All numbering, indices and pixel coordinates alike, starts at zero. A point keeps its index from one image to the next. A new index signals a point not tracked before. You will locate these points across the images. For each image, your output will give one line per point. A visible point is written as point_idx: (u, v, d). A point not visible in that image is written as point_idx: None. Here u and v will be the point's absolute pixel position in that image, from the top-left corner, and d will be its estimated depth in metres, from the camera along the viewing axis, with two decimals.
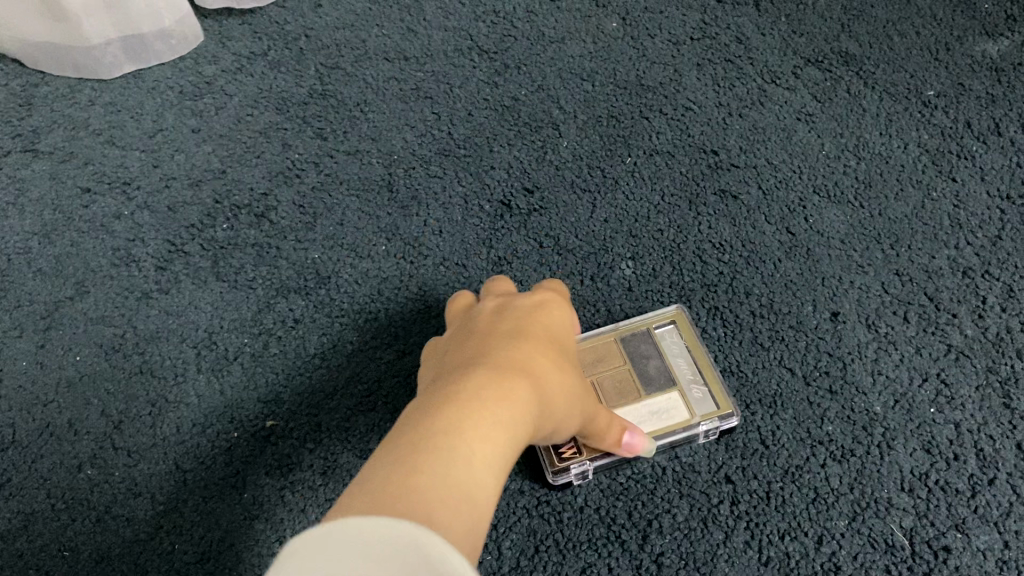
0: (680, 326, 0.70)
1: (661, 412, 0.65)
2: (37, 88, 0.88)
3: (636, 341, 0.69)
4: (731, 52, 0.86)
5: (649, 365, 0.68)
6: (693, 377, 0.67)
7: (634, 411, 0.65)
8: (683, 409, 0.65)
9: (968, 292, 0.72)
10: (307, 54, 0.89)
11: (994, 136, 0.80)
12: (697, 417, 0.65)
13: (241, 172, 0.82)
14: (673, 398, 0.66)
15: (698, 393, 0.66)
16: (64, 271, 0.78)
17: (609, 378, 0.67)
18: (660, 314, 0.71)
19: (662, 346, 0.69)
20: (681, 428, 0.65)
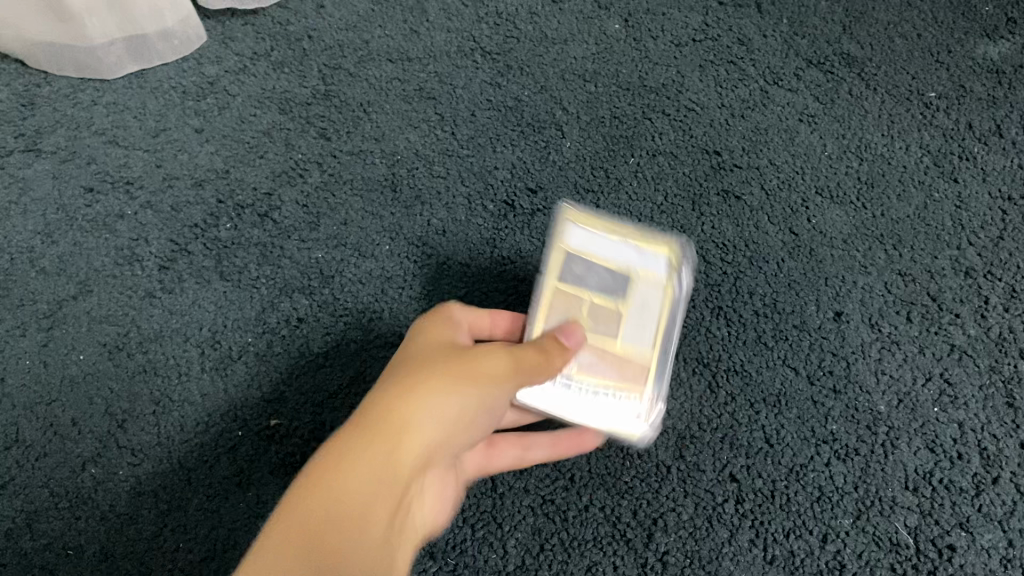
0: (587, 220, 0.64)
1: (647, 312, 0.63)
2: (40, 88, 0.86)
3: (572, 265, 0.63)
4: (733, 53, 0.86)
5: (600, 278, 0.63)
6: (633, 259, 0.63)
7: (635, 331, 0.63)
8: (655, 259, 0.63)
9: (971, 292, 0.73)
10: (311, 55, 0.88)
11: (995, 137, 0.80)
12: (670, 251, 0.63)
13: (244, 172, 0.82)
14: (646, 286, 0.63)
15: (649, 255, 0.63)
16: (67, 270, 0.77)
17: (589, 321, 0.62)
18: (558, 227, 0.63)
19: (587, 253, 0.63)
20: (674, 278, 0.64)
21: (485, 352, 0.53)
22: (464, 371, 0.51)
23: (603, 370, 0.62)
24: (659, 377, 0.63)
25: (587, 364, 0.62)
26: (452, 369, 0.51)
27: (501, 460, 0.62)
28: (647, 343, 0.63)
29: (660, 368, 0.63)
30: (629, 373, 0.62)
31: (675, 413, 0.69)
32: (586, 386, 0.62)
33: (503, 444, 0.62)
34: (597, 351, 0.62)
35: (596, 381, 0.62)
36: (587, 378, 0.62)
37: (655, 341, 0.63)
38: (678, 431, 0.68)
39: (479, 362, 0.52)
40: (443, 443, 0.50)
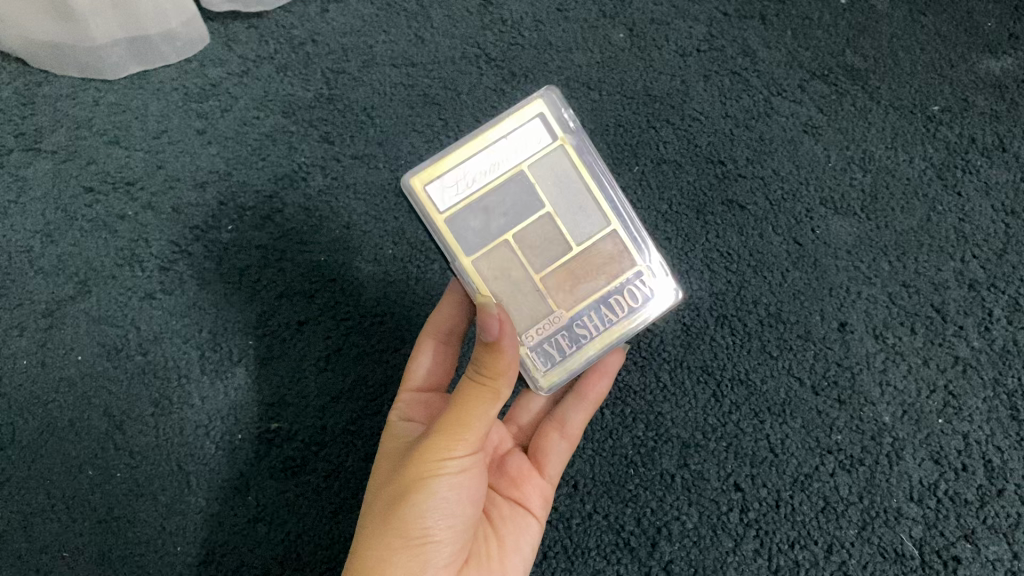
0: (430, 169, 0.56)
1: (560, 180, 0.59)
2: (40, 87, 0.84)
3: (463, 221, 0.57)
4: (737, 64, 0.85)
5: (498, 204, 0.57)
6: (508, 159, 0.57)
7: (570, 220, 0.59)
8: (533, 140, 0.58)
9: (974, 304, 0.75)
10: (314, 59, 0.87)
11: (998, 151, 0.81)
12: (543, 110, 0.58)
13: (247, 174, 0.81)
14: (547, 170, 0.58)
15: (519, 138, 0.57)
16: (66, 270, 0.77)
17: (531, 249, 0.58)
18: (422, 204, 0.56)
19: (468, 198, 0.57)
20: (569, 143, 0.58)
21: (422, 454, 0.50)
22: (406, 495, 0.50)
23: (579, 285, 0.59)
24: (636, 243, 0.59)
25: (572, 294, 0.59)
26: (399, 495, 0.50)
27: (554, 458, 0.64)
28: (594, 221, 0.59)
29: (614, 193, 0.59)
30: (607, 264, 0.59)
31: (680, 421, 0.70)
32: (586, 310, 0.59)
33: (544, 446, 0.64)
34: (561, 274, 0.58)
35: (582, 299, 0.59)
36: (583, 304, 0.59)
37: (600, 207, 0.59)
38: (684, 440, 0.70)
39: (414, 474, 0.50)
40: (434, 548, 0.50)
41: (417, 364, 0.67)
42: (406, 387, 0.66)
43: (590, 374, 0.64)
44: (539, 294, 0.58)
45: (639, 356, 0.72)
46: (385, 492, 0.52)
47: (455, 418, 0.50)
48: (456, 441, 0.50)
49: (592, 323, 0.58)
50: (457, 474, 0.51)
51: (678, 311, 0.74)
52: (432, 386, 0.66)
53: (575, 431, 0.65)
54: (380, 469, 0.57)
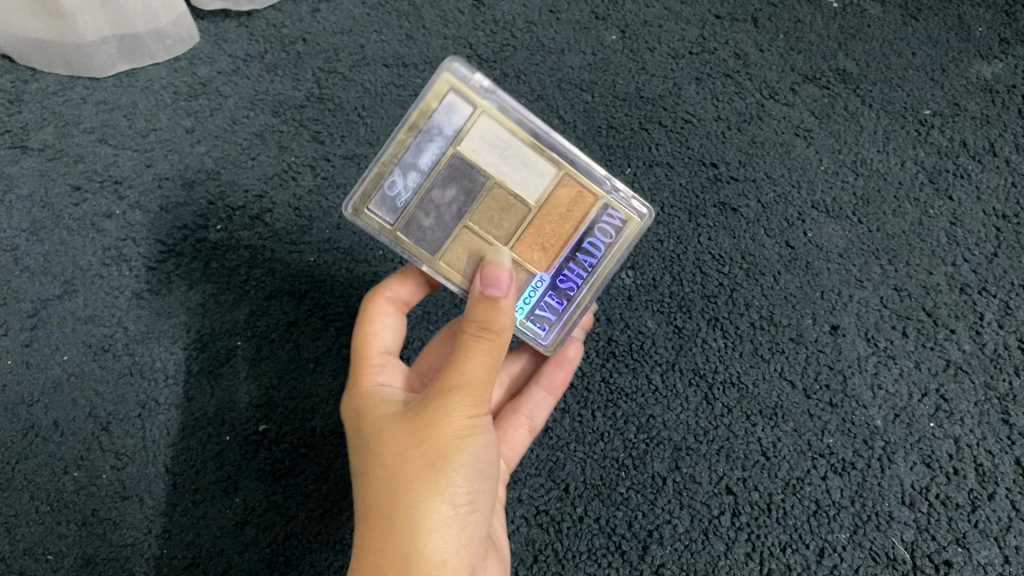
0: (370, 191, 0.52)
1: (492, 144, 0.51)
2: (27, 85, 0.83)
3: (418, 223, 0.53)
4: (729, 66, 0.85)
5: (444, 197, 0.52)
6: (434, 148, 0.51)
7: (515, 179, 0.52)
8: (450, 118, 0.50)
9: (965, 308, 0.75)
10: (305, 58, 0.86)
11: (989, 155, 0.81)
12: (450, 84, 0.49)
13: (236, 173, 0.81)
14: (473, 138, 0.51)
15: (444, 121, 0.50)
16: (51, 269, 0.76)
17: (490, 228, 0.53)
18: (371, 226, 0.53)
19: (413, 202, 0.52)
20: (487, 107, 0.50)
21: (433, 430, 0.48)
22: (432, 466, 0.47)
23: (542, 229, 0.54)
24: (592, 176, 0.53)
25: (548, 253, 0.54)
26: (438, 454, 0.48)
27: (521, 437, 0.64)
28: (543, 170, 0.52)
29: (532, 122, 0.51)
30: (570, 208, 0.54)
31: (671, 424, 0.70)
32: (566, 263, 0.55)
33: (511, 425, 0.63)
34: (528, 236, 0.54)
35: (542, 259, 0.55)
36: (561, 257, 0.55)
37: (545, 159, 0.52)
38: (675, 442, 0.70)
39: (432, 442, 0.48)
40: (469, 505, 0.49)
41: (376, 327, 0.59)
42: (369, 349, 0.58)
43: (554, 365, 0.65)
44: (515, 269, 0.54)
45: (631, 359, 0.72)
46: (399, 464, 0.48)
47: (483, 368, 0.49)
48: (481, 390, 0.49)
49: (576, 271, 0.56)
50: (477, 436, 0.49)
51: (669, 313, 0.74)
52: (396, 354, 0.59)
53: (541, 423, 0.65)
54: (361, 450, 0.51)
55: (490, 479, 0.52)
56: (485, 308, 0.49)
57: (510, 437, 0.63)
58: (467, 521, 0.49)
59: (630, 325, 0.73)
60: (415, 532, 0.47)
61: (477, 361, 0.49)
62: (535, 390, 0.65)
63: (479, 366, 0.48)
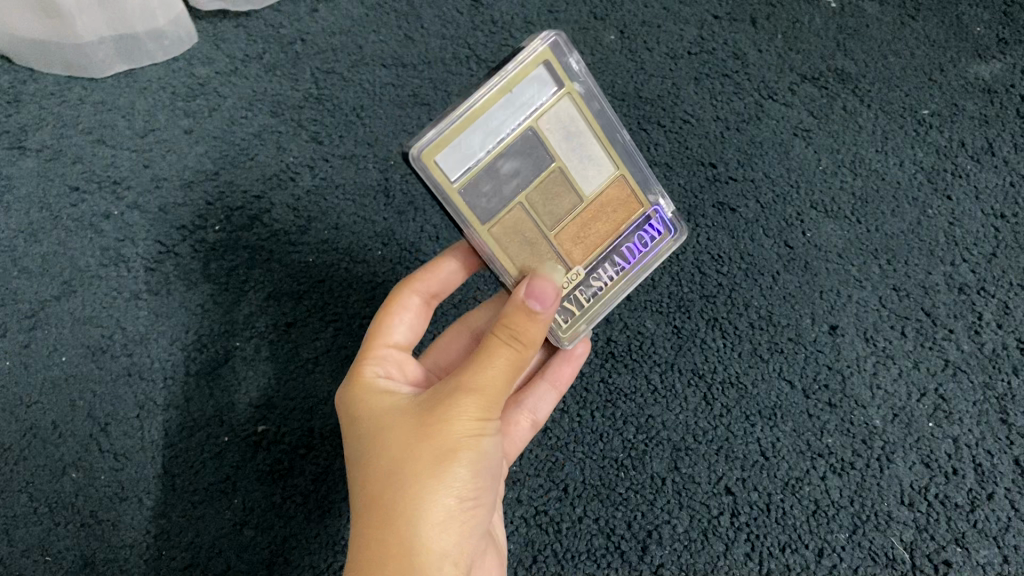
0: (441, 138, 0.48)
1: (565, 126, 0.52)
2: (26, 85, 0.84)
3: (477, 187, 0.51)
4: (728, 67, 0.85)
5: (508, 165, 0.51)
6: (515, 118, 0.50)
7: (577, 168, 0.54)
8: (537, 92, 0.50)
9: (964, 308, 0.75)
10: (303, 58, 0.86)
11: (987, 155, 0.81)
12: (546, 57, 0.49)
13: (234, 174, 0.81)
14: (552, 116, 0.51)
15: (529, 91, 0.50)
16: (50, 270, 0.77)
17: (542, 209, 0.53)
18: (430, 175, 0.49)
19: (476, 166, 0.50)
20: (575, 90, 0.52)
21: (446, 429, 0.48)
22: (444, 465, 0.47)
23: (593, 221, 0.55)
24: (644, 181, 0.57)
25: (586, 248, 0.55)
26: (449, 452, 0.48)
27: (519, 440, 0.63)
28: (601, 166, 0.55)
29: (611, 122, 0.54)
30: (618, 210, 0.56)
31: (670, 424, 0.70)
32: (602, 262, 0.56)
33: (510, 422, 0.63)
34: (577, 225, 0.55)
35: (591, 252, 0.56)
36: (598, 256, 0.56)
37: (606, 152, 0.55)
38: (674, 442, 0.70)
39: (446, 441, 0.48)
40: (473, 507, 0.49)
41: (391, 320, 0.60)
42: (378, 343, 0.59)
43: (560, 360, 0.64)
44: (555, 256, 0.55)
45: (630, 359, 0.73)
46: (408, 460, 0.47)
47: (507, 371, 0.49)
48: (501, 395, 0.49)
49: (608, 275, 0.57)
50: (487, 439, 0.49)
51: (668, 314, 0.74)
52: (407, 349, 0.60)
53: (544, 418, 0.64)
54: (364, 443, 0.51)
55: (492, 483, 0.52)
56: (516, 316, 0.49)
57: (514, 431, 0.62)
58: (470, 521, 0.49)
59: (630, 325, 0.74)
60: (421, 529, 0.47)
61: (500, 367, 0.48)
62: (539, 384, 0.64)
63: (502, 372, 0.48)
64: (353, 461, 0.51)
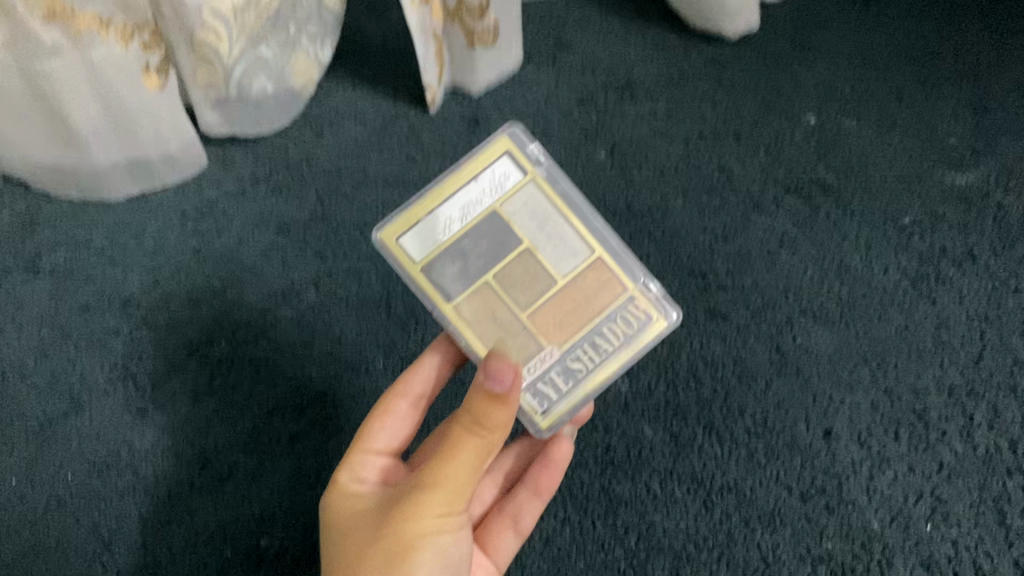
0: (402, 221, 0.58)
1: (534, 212, 0.60)
2: (42, 208, 0.88)
3: (442, 265, 0.59)
4: (714, 181, 0.89)
5: (475, 247, 0.59)
6: (478, 200, 0.59)
7: (551, 252, 0.60)
8: (501, 179, 0.60)
9: (955, 410, 0.77)
10: (308, 180, 0.90)
11: (968, 261, 0.84)
12: (508, 147, 0.60)
13: (240, 290, 0.84)
14: (518, 202, 0.60)
15: (489, 178, 0.59)
16: (58, 387, 0.79)
17: (511, 287, 0.59)
18: (395, 256, 0.58)
19: (440, 245, 0.58)
20: (539, 176, 0.60)
21: (402, 522, 0.50)
22: (397, 560, 0.49)
23: (569, 305, 0.60)
24: (626, 270, 0.61)
25: (562, 328, 0.59)
26: (404, 548, 0.50)
27: (505, 553, 0.64)
28: (576, 251, 0.61)
29: (580, 205, 0.61)
30: (599, 292, 0.60)
31: (672, 532, 0.72)
32: (581, 343, 0.59)
33: (495, 531, 0.64)
34: (554, 307, 0.59)
35: (570, 336, 0.59)
36: (576, 337, 0.59)
37: (581, 237, 0.61)
38: (676, 551, 0.71)
39: (400, 537, 0.50)
40: None
41: (378, 425, 0.62)
42: (361, 447, 0.60)
43: (543, 466, 0.66)
44: (528, 333, 0.59)
45: (629, 467, 0.74)
46: (367, 559, 0.50)
47: (466, 461, 0.50)
48: (461, 488, 0.51)
49: (587, 357, 0.59)
50: (448, 532, 0.51)
51: (666, 421, 0.76)
52: (394, 454, 0.61)
53: (529, 528, 0.65)
54: (339, 537, 0.54)
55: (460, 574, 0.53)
56: (479, 406, 0.49)
57: (497, 542, 0.64)
58: None
59: (628, 432, 0.75)
60: None
61: (459, 459, 0.50)
62: (522, 492, 0.65)
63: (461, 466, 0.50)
64: (330, 554, 0.54)
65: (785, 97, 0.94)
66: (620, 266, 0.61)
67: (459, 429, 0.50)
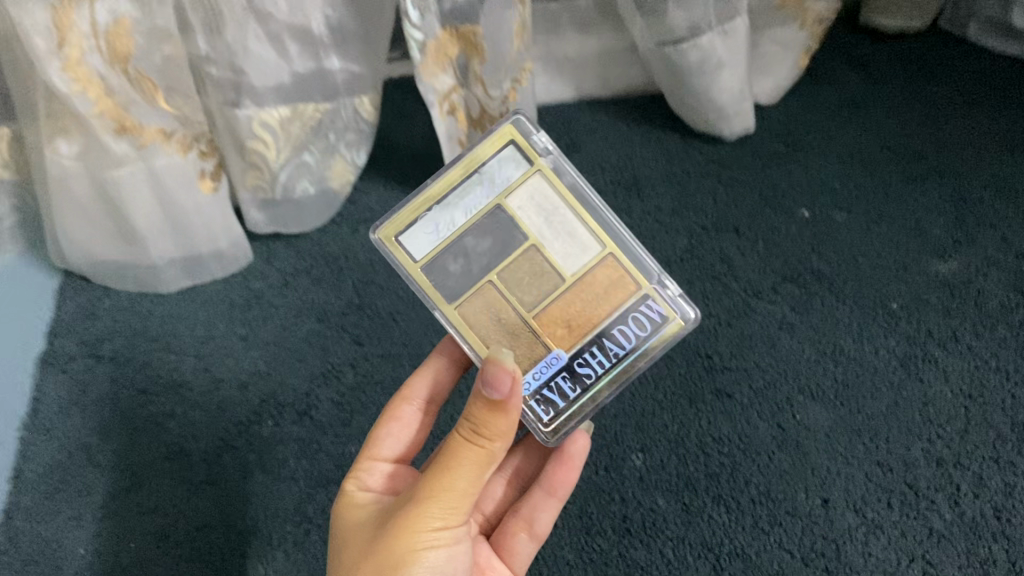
0: (405, 218, 0.63)
1: (540, 205, 0.63)
2: (102, 299, 0.97)
3: (444, 263, 0.63)
4: (716, 270, 0.98)
5: (477, 243, 0.63)
6: (481, 195, 0.63)
7: (558, 247, 0.63)
8: (505, 174, 0.63)
9: (943, 480, 0.85)
10: (345, 271, 0.99)
11: (953, 341, 0.92)
12: (512, 139, 0.63)
13: (285, 374, 0.93)
14: (522, 197, 0.63)
15: (491, 172, 0.63)
16: (120, 465, 0.88)
17: (517, 287, 0.63)
18: (398, 252, 0.63)
19: (443, 241, 0.63)
20: (544, 169, 0.63)
21: (405, 523, 0.56)
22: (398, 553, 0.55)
23: (577, 305, 0.63)
24: (636, 268, 0.64)
25: (567, 328, 0.63)
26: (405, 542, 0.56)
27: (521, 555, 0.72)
28: (584, 248, 0.63)
29: (589, 200, 0.64)
30: (609, 289, 0.63)
31: None
32: (587, 343, 0.63)
33: (510, 533, 0.71)
34: (560, 307, 0.63)
35: (577, 334, 0.63)
36: (583, 337, 0.63)
37: (589, 233, 0.64)
38: None
39: (403, 533, 0.56)
40: None
41: (386, 434, 0.69)
42: (370, 455, 0.68)
43: (560, 466, 0.71)
44: (532, 333, 0.63)
45: (645, 535, 0.83)
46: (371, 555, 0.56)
47: (467, 467, 0.56)
48: (460, 492, 0.56)
49: (594, 358, 0.63)
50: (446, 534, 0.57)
51: (678, 492, 0.85)
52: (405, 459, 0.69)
53: (544, 528, 0.72)
54: (350, 536, 0.61)
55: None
56: (480, 413, 0.55)
57: (512, 544, 0.71)
58: None
59: (643, 503, 0.84)
60: None
61: (461, 464, 0.56)
62: (539, 493, 0.72)
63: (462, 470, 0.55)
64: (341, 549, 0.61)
65: (780, 193, 1.03)
66: (630, 264, 0.64)
67: (462, 436, 0.56)
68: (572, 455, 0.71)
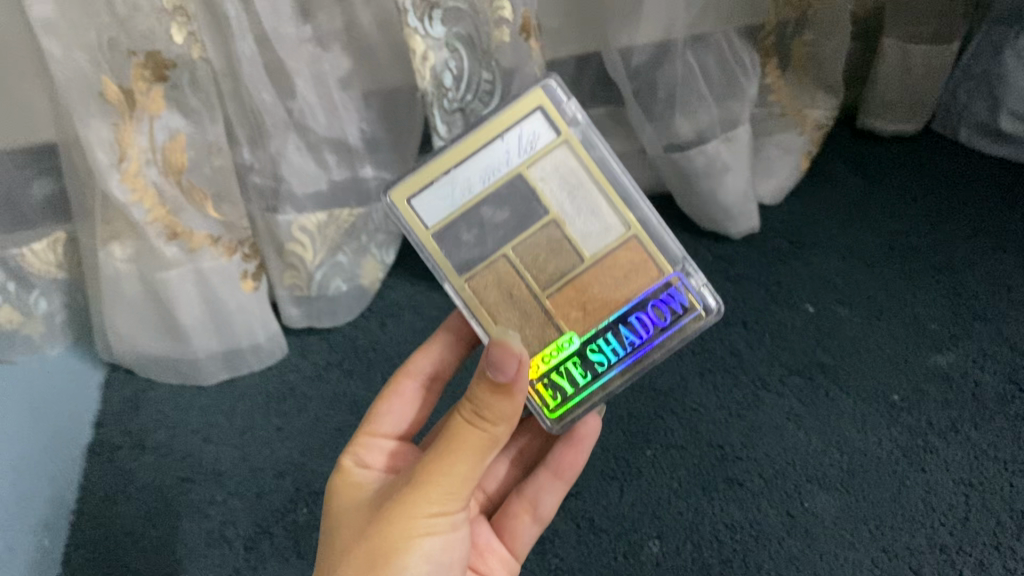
0: (420, 182, 0.66)
1: (562, 177, 0.66)
2: (145, 390, 1.03)
3: (458, 232, 0.66)
4: (726, 363, 1.03)
5: (494, 209, 0.66)
6: (504, 161, 0.66)
7: (579, 226, 0.66)
8: (529, 144, 0.66)
9: (945, 566, 0.89)
10: (375, 363, 1.05)
11: (952, 432, 0.97)
12: (540, 105, 0.66)
13: (318, 463, 0.98)
14: (544, 167, 0.66)
15: (514, 139, 0.66)
16: (163, 551, 0.93)
17: (535, 263, 0.66)
18: (410, 217, 0.66)
19: (460, 207, 0.66)
20: (569, 141, 0.66)
21: (403, 503, 0.60)
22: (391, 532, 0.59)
23: (597, 285, 0.66)
24: (654, 250, 0.67)
25: (584, 309, 0.66)
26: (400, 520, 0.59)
27: (525, 536, 0.78)
28: (605, 226, 0.67)
29: (612, 179, 0.67)
30: (630, 271, 0.66)
31: None
32: (604, 323, 0.66)
33: (513, 511, 0.78)
34: (579, 286, 0.66)
35: (595, 314, 0.66)
36: (600, 319, 0.66)
37: (610, 213, 0.67)
38: None
39: (399, 513, 0.59)
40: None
41: (386, 411, 0.76)
42: (369, 433, 0.74)
43: (567, 448, 0.77)
44: (546, 312, 0.65)
45: None
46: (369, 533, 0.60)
47: (466, 449, 0.59)
48: (459, 475, 0.59)
49: (611, 340, 0.66)
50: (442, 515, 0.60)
51: None
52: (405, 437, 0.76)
53: (547, 509, 0.78)
54: (351, 512, 0.64)
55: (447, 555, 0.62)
56: (484, 395, 0.58)
57: (514, 522, 0.78)
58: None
59: None
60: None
61: (461, 447, 0.59)
62: (545, 475, 0.78)
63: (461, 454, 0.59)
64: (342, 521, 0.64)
65: (785, 289, 1.09)
66: (648, 245, 0.67)
67: (465, 418, 0.59)
68: (576, 438, 0.77)
